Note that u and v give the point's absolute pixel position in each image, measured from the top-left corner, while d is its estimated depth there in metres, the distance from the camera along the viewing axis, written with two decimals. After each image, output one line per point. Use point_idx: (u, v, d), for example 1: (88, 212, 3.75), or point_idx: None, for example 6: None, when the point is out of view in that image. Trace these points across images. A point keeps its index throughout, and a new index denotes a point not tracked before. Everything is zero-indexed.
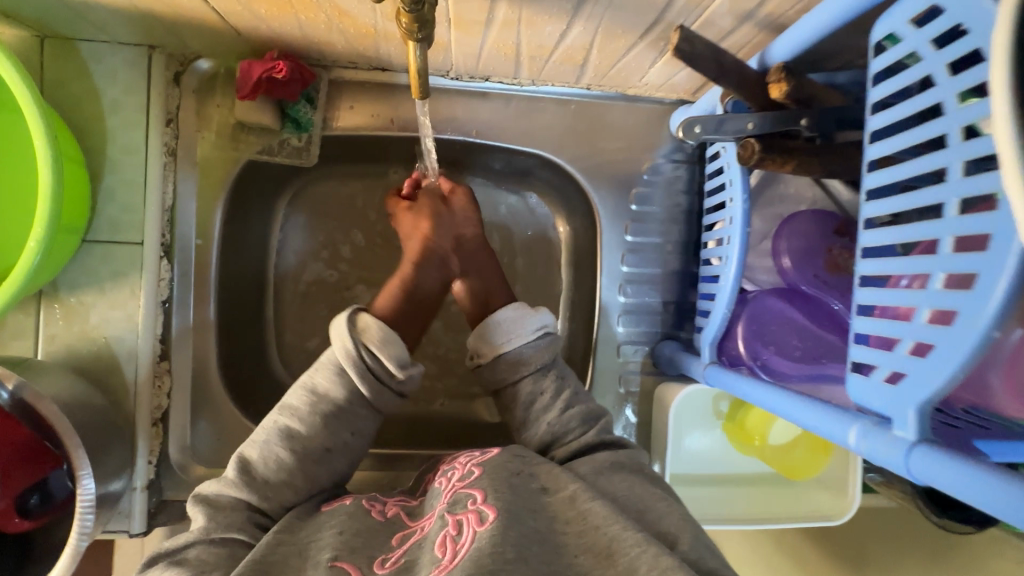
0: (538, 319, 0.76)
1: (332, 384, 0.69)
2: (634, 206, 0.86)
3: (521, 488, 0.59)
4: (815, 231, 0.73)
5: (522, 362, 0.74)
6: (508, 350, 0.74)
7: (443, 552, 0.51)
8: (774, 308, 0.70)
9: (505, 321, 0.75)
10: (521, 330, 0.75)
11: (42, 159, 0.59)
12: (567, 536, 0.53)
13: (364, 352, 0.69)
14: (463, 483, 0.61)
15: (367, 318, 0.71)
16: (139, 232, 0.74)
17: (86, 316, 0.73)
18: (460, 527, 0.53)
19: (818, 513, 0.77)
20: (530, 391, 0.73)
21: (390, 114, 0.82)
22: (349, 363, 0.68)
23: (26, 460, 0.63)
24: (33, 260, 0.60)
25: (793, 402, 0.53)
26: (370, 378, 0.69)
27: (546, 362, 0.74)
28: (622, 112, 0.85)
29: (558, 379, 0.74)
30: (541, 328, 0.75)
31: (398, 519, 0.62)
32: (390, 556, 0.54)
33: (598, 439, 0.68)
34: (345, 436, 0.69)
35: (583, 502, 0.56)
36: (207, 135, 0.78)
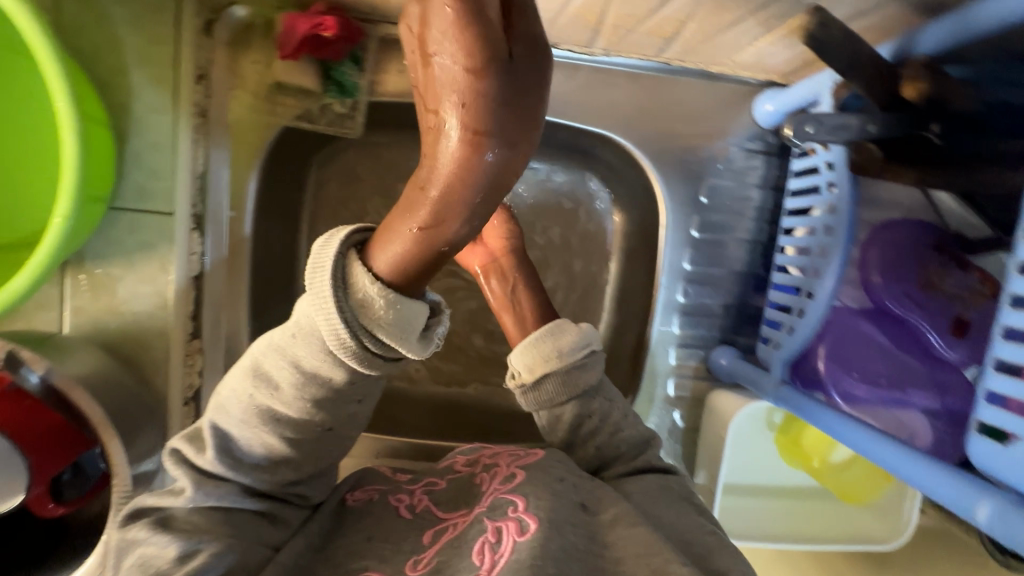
0: (584, 334, 0.68)
1: (335, 367, 0.48)
2: (703, 198, 0.78)
3: (565, 498, 0.54)
4: (905, 246, 0.67)
5: (570, 385, 0.66)
6: (554, 377, 0.66)
7: (481, 560, 0.48)
8: (853, 329, 0.66)
9: (550, 340, 0.67)
10: (568, 348, 0.66)
11: (66, 124, 0.51)
12: (605, 561, 0.48)
13: (366, 338, 0.45)
14: (505, 488, 0.56)
15: (371, 281, 0.44)
16: (170, 201, 0.68)
17: (114, 289, 0.68)
18: (499, 535, 0.49)
19: (868, 537, 0.74)
20: (579, 415, 0.66)
21: None
22: (341, 350, 0.45)
23: (60, 444, 0.57)
24: (60, 238, 0.53)
25: (914, 462, 0.49)
26: (375, 364, 0.47)
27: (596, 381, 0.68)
28: (702, 92, 0.76)
29: (605, 403, 0.67)
30: (585, 346, 0.67)
31: (427, 513, 0.58)
32: (422, 556, 0.52)
33: (650, 465, 0.66)
34: (348, 412, 0.53)
35: (624, 529, 0.51)
36: (241, 95, 0.70)
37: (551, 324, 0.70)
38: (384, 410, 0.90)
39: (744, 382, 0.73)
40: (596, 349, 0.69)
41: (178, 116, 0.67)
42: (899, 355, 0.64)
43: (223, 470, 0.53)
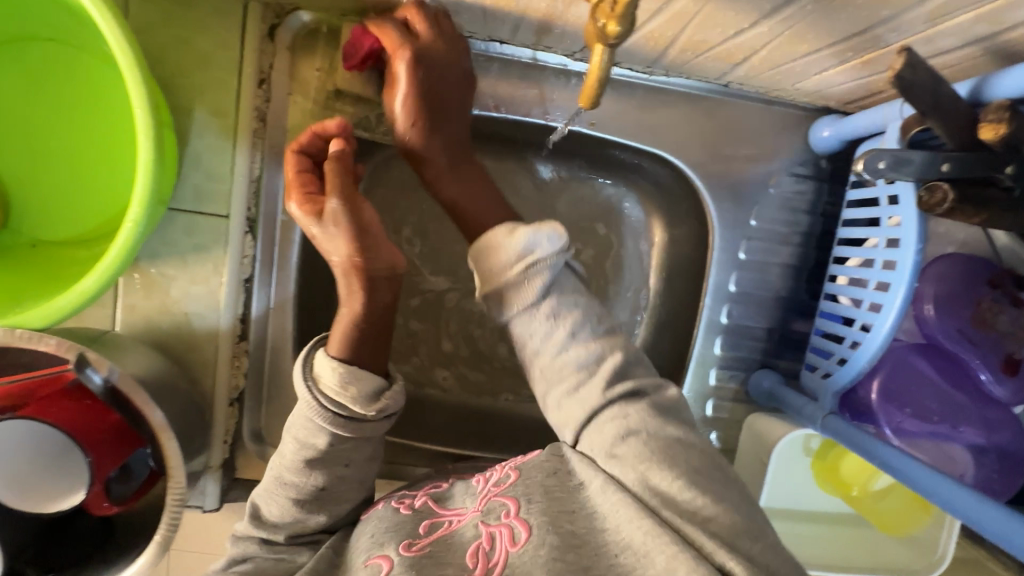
0: (522, 240, 0.59)
1: (315, 431, 0.58)
2: (753, 221, 0.78)
3: (558, 490, 0.54)
4: (961, 281, 0.67)
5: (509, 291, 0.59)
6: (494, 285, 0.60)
7: (474, 563, 0.48)
8: (905, 364, 0.66)
9: (490, 246, 0.60)
10: (502, 253, 0.59)
11: (142, 130, 0.51)
12: (605, 535, 0.48)
13: (323, 399, 0.57)
14: (499, 489, 0.56)
15: (325, 361, 0.58)
16: (226, 204, 0.68)
17: (166, 288, 0.69)
18: (493, 541, 0.49)
19: (902, 566, 0.75)
20: (525, 334, 0.60)
21: (492, 92, 0.73)
22: (312, 415, 0.57)
23: (116, 444, 0.58)
24: (133, 242, 0.53)
25: (969, 499, 0.51)
26: (339, 425, 0.57)
27: (535, 296, 0.58)
28: (758, 115, 0.76)
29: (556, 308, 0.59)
30: (526, 250, 0.59)
31: (427, 508, 0.59)
32: (416, 540, 0.53)
33: (605, 401, 0.56)
34: (337, 471, 0.60)
35: (614, 494, 0.51)
36: (300, 100, 0.69)
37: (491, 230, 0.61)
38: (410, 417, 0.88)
39: (785, 407, 0.74)
40: (541, 257, 0.58)
41: (240, 120, 0.67)
42: (952, 393, 0.64)
43: (251, 530, 0.60)
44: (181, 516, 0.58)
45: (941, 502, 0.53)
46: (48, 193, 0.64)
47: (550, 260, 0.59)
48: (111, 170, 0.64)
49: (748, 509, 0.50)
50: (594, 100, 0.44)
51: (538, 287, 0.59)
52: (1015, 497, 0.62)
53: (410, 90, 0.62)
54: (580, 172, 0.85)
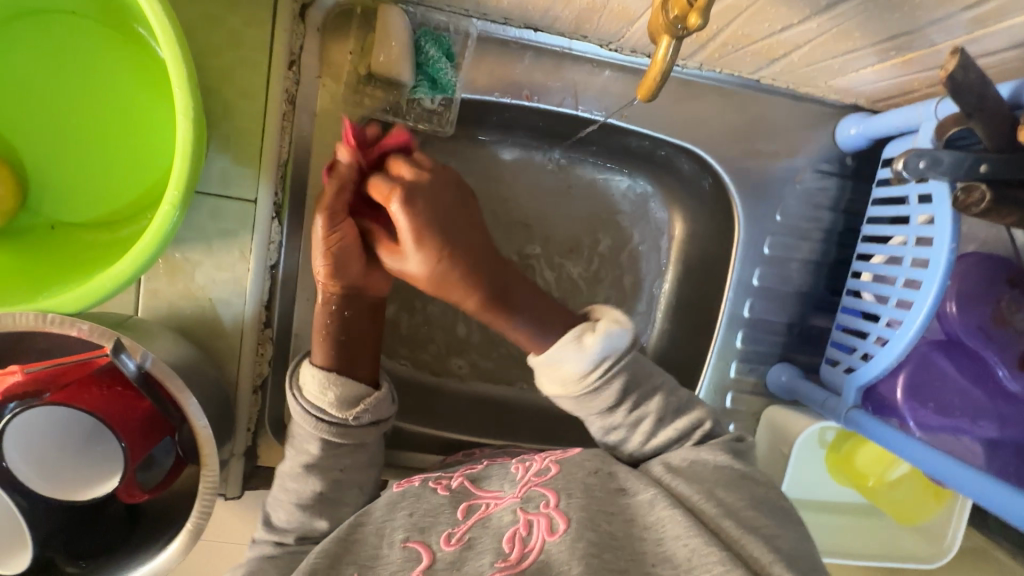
0: (591, 351, 0.59)
1: (307, 436, 0.63)
2: (778, 217, 0.78)
3: (598, 489, 0.54)
4: (985, 280, 0.68)
5: (585, 398, 0.61)
6: (569, 398, 0.62)
7: (510, 548, 0.49)
8: (925, 360, 0.68)
9: (552, 364, 0.61)
10: (570, 368, 0.60)
11: (182, 113, 0.50)
12: (647, 544, 0.49)
13: (303, 403, 0.63)
14: (539, 480, 0.56)
15: (308, 371, 0.64)
16: (252, 189, 0.67)
17: (191, 274, 0.68)
18: (530, 528, 0.50)
19: (907, 554, 0.77)
20: (607, 428, 0.62)
21: (525, 82, 0.73)
22: (300, 421, 0.63)
23: (146, 432, 0.57)
24: (169, 226, 0.52)
25: (1003, 491, 0.52)
26: (325, 427, 0.63)
27: (612, 401, 0.60)
28: (787, 111, 0.76)
29: (637, 402, 0.61)
30: (598, 359, 0.59)
31: (463, 489, 0.59)
32: (455, 530, 0.53)
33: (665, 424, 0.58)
34: (335, 476, 0.64)
35: (663, 509, 0.51)
36: (331, 84, 0.69)
37: (559, 341, 0.61)
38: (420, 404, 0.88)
39: (808, 402, 0.76)
40: (615, 359, 0.60)
41: (269, 103, 0.65)
42: (973, 391, 0.66)
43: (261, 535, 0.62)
44: (213, 505, 0.58)
45: (967, 493, 0.55)
46: (67, 172, 0.62)
47: (623, 358, 0.60)
48: (135, 151, 0.62)
49: (797, 531, 0.52)
50: (651, 94, 0.47)
51: (616, 390, 0.60)
52: None
53: (411, 235, 0.61)
54: (588, 160, 0.85)
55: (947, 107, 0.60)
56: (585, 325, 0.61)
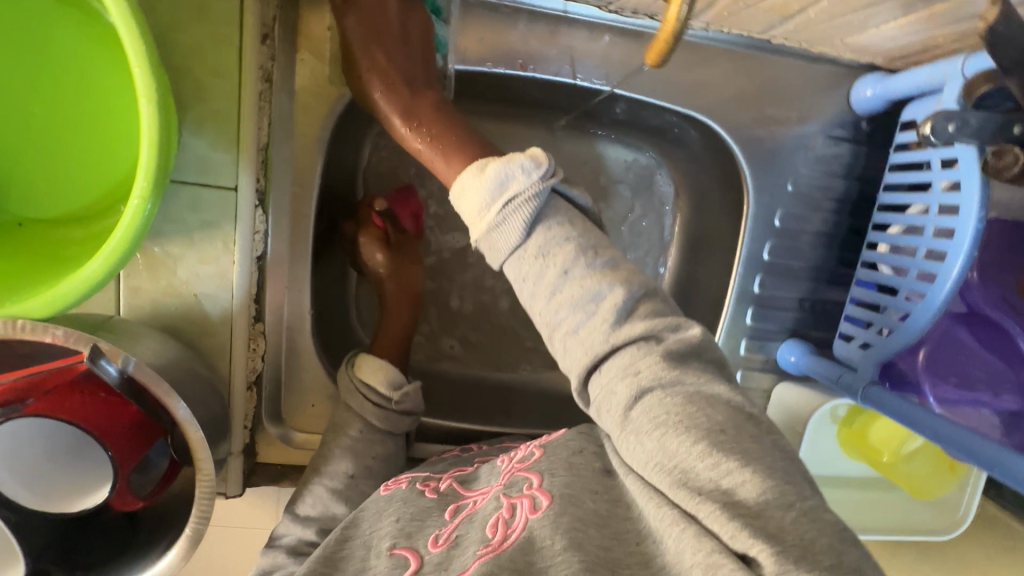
0: (492, 179, 0.52)
1: (348, 417, 0.70)
2: (789, 186, 0.74)
3: (583, 467, 0.52)
4: (1005, 247, 0.65)
5: (500, 238, 0.52)
6: (484, 236, 0.53)
7: (493, 533, 0.48)
8: (946, 333, 0.65)
9: (462, 199, 0.54)
10: (481, 198, 0.52)
11: (143, 95, 0.46)
12: (629, 523, 0.46)
13: (358, 391, 0.70)
14: (523, 464, 0.55)
15: (364, 363, 0.72)
16: (232, 176, 0.62)
17: (173, 269, 0.64)
18: (514, 511, 0.49)
19: (927, 527, 0.76)
20: (518, 274, 0.53)
21: (519, 51, 0.68)
22: (352, 404, 0.70)
23: (132, 438, 0.54)
24: (141, 220, 0.48)
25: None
26: (372, 410, 0.70)
27: (520, 234, 0.52)
28: (800, 73, 0.72)
29: (556, 242, 0.52)
30: (505, 184, 0.52)
31: (452, 491, 0.60)
32: (443, 531, 0.53)
33: (612, 347, 0.49)
34: (366, 462, 0.68)
35: (634, 478, 0.48)
36: (308, 59, 0.66)
37: (463, 173, 0.55)
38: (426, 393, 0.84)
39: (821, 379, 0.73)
40: (519, 191, 0.52)
41: (243, 81, 0.60)
42: (996, 362, 0.63)
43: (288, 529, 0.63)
44: (212, 508, 0.56)
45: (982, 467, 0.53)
46: (29, 165, 0.57)
47: (530, 191, 0.52)
48: (103, 139, 0.58)
49: None
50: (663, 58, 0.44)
51: (522, 221, 0.52)
52: None
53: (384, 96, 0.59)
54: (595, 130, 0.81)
55: (976, 63, 0.55)
56: (491, 162, 0.54)
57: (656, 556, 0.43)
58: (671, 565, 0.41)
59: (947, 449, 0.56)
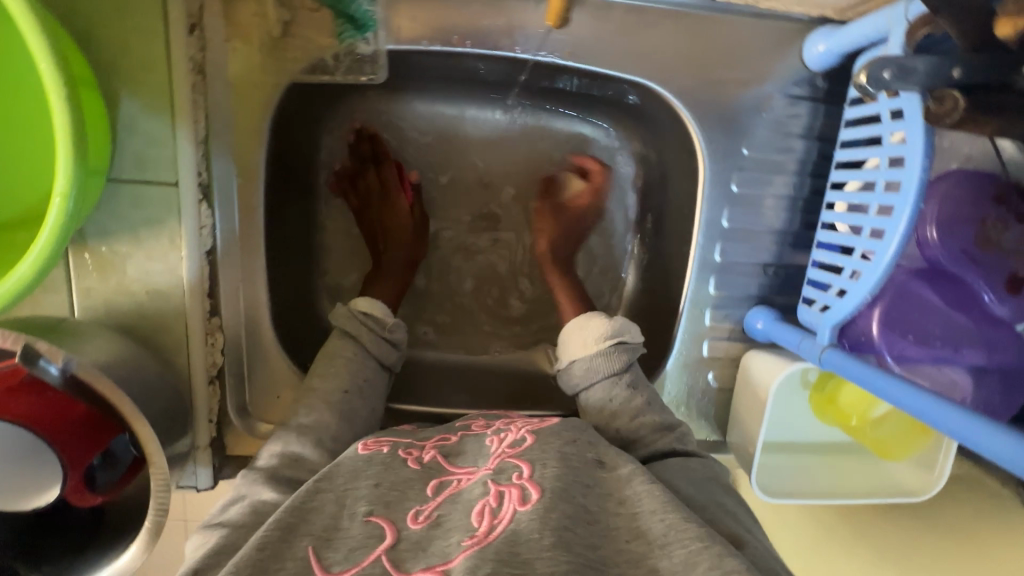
0: (614, 325, 0.70)
1: (342, 343, 0.72)
2: (744, 150, 0.72)
3: (575, 460, 0.52)
4: (969, 198, 0.63)
5: (596, 369, 0.68)
6: (584, 361, 0.69)
7: (478, 522, 0.46)
8: (905, 290, 0.64)
9: (579, 329, 0.72)
10: (597, 335, 0.69)
11: (52, 90, 0.45)
12: (620, 519, 0.48)
13: (355, 317, 0.74)
14: (514, 450, 0.54)
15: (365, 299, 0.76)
16: (172, 171, 0.62)
17: (123, 267, 0.64)
18: (501, 500, 0.47)
19: (895, 490, 0.76)
20: (603, 398, 0.66)
21: (455, 26, 0.66)
22: (349, 327, 0.73)
23: (84, 436, 0.55)
24: (65, 216, 0.48)
25: (965, 419, 0.49)
26: (367, 332, 0.73)
27: (619, 367, 0.67)
28: (750, 31, 0.69)
29: (638, 382, 0.67)
30: (617, 334, 0.69)
31: (435, 464, 0.55)
32: (424, 507, 0.50)
33: (602, 336, 0.69)
34: (359, 382, 0.69)
35: (640, 483, 0.51)
36: (241, 47, 0.64)
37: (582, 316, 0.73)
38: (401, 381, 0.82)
39: (783, 343, 0.72)
40: (628, 348, 0.69)
41: (173, 74, 0.60)
42: (954, 317, 0.62)
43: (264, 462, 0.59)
44: (169, 501, 0.56)
45: (921, 416, 0.53)
46: None
47: (633, 347, 0.69)
48: (32, 141, 0.57)
49: None
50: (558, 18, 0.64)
51: (620, 362, 0.67)
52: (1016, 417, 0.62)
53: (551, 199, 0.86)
54: (545, 105, 0.83)
55: (916, 7, 0.53)
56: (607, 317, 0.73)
57: (654, 559, 0.44)
58: (670, 571, 0.43)
59: (909, 414, 0.55)
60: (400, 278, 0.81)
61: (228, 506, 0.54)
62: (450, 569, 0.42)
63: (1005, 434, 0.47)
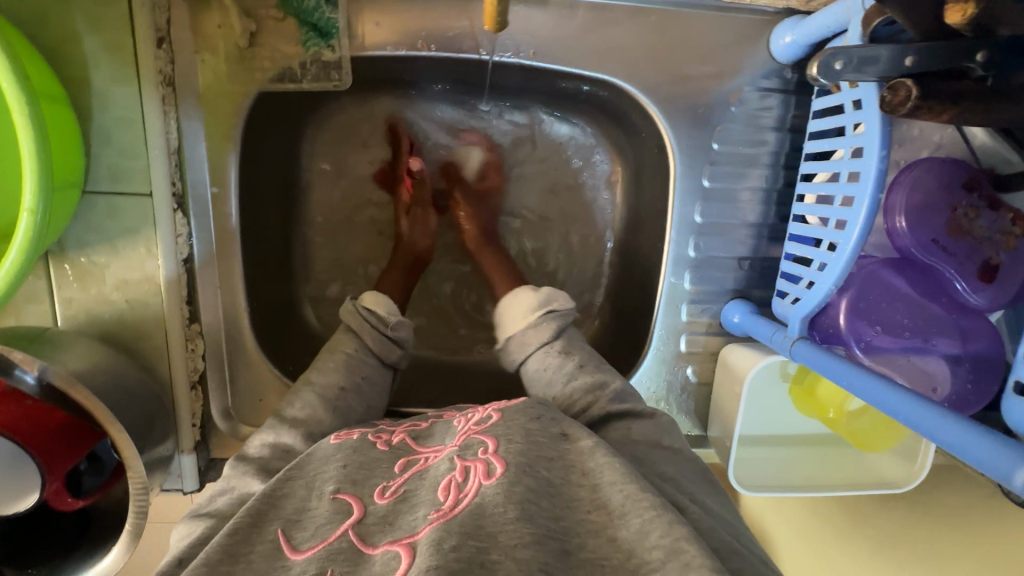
0: (542, 295, 0.74)
1: (344, 338, 0.72)
2: (715, 145, 0.72)
3: (540, 434, 0.52)
4: (938, 185, 0.63)
5: (530, 339, 0.71)
6: (519, 332, 0.72)
7: (445, 497, 0.46)
8: (877, 281, 0.63)
9: (509, 305, 0.75)
10: (524, 304, 0.73)
11: (16, 108, 0.47)
12: (582, 490, 0.48)
13: (362, 313, 0.73)
14: (479, 428, 0.54)
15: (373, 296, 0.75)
16: (146, 181, 0.64)
17: (102, 277, 0.66)
18: (467, 474, 0.47)
19: (879, 481, 0.75)
20: (540, 366, 0.69)
21: (419, 29, 0.67)
22: (354, 323, 0.73)
23: (64, 442, 0.57)
24: (33, 230, 0.50)
25: (923, 411, 0.49)
26: (368, 330, 0.72)
27: (548, 334, 0.70)
28: (714, 26, 0.69)
29: (568, 345, 0.70)
30: (545, 304, 0.73)
31: (404, 446, 0.56)
32: (391, 484, 0.50)
33: (530, 309, 0.73)
34: (358, 379, 0.69)
35: (602, 456, 0.50)
36: (209, 59, 0.66)
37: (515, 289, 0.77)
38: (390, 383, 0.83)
39: (757, 336, 0.72)
40: (556, 313, 0.72)
41: (143, 87, 0.61)
42: (923, 307, 0.62)
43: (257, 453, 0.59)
44: (148, 502, 0.58)
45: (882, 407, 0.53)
46: None
47: (563, 313, 0.72)
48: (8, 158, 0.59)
49: None
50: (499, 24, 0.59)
51: (549, 328, 0.71)
52: (991, 405, 0.62)
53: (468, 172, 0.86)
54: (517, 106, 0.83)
55: None
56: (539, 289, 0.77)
57: (614, 528, 0.44)
58: (627, 541, 0.43)
59: (875, 408, 0.54)
60: (402, 269, 0.81)
61: (217, 496, 0.55)
62: (417, 541, 0.42)
63: (967, 429, 0.46)
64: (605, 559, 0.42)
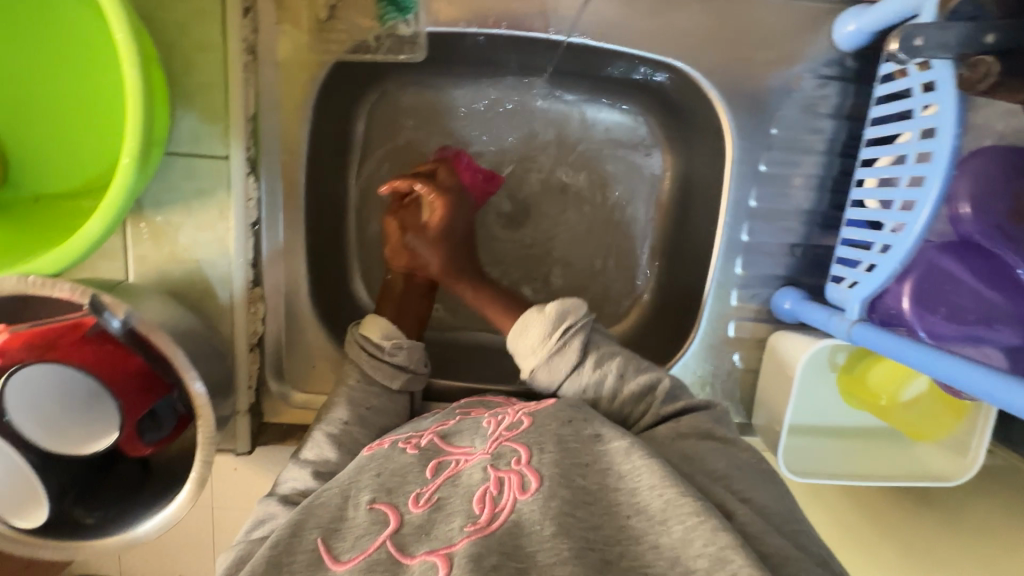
0: (552, 313, 0.68)
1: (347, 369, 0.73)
2: (773, 130, 0.73)
3: (573, 441, 0.53)
4: (998, 180, 0.62)
5: (557, 368, 0.66)
6: (543, 361, 0.67)
7: (481, 509, 0.47)
8: (932, 266, 0.64)
9: (520, 331, 0.69)
10: (541, 327, 0.68)
11: (126, 59, 0.49)
12: (620, 496, 0.48)
13: (359, 346, 0.73)
14: (511, 434, 0.55)
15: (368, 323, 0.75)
16: (222, 145, 0.66)
17: (175, 237, 0.68)
18: (501, 487, 0.48)
19: (930, 473, 0.74)
20: (578, 388, 0.65)
21: (489, 8, 0.70)
22: (356, 355, 0.73)
23: (139, 390, 0.59)
24: (130, 178, 0.52)
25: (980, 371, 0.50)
26: (370, 359, 0.72)
27: (577, 358, 0.66)
28: (778, 11, 0.71)
29: (600, 357, 0.66)
30: (560, 323, 0.67)
31: (434, 446, 0.57)
32: (424, 490, 0.51)
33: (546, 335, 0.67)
34: (361, 411, 0.69)
35: (638, 458, 0.51)
36: (289, 29, 0.69)
37: (521, 315, 0.71)
38: (439, 361, 0.85)
39: (811, 323, 0.72)
40: (574, 327, 0.67)
41: (227, 52, 0.64)
42: (986, 293, 0.62)
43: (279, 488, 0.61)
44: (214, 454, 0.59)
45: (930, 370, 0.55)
46: (41, 140, 0.62)
47: (581, 325, 0.68)
48: (99, 117, 0.62)
49: None
50: None
51: (576, 349, 0.66)
52: None
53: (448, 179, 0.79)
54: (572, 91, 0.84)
55: None
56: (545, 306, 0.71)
57: (654, 535, 0.44)
58: (669, 548, 0.43)
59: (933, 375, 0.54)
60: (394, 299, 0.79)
61: (252, 529, 0.56)
62: (454, 552, 0.43)
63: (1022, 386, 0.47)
64: (647, 566, 0.42)
